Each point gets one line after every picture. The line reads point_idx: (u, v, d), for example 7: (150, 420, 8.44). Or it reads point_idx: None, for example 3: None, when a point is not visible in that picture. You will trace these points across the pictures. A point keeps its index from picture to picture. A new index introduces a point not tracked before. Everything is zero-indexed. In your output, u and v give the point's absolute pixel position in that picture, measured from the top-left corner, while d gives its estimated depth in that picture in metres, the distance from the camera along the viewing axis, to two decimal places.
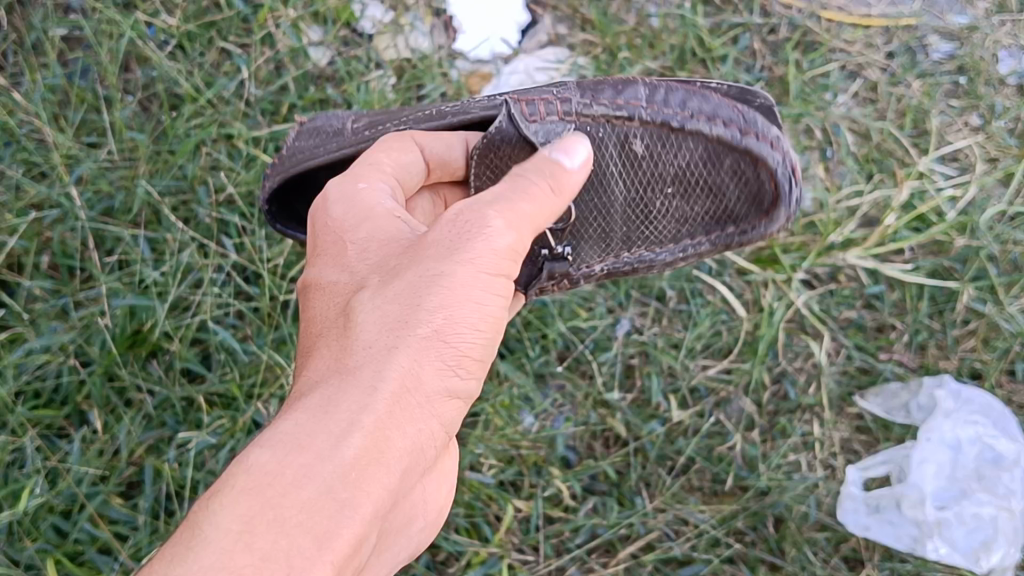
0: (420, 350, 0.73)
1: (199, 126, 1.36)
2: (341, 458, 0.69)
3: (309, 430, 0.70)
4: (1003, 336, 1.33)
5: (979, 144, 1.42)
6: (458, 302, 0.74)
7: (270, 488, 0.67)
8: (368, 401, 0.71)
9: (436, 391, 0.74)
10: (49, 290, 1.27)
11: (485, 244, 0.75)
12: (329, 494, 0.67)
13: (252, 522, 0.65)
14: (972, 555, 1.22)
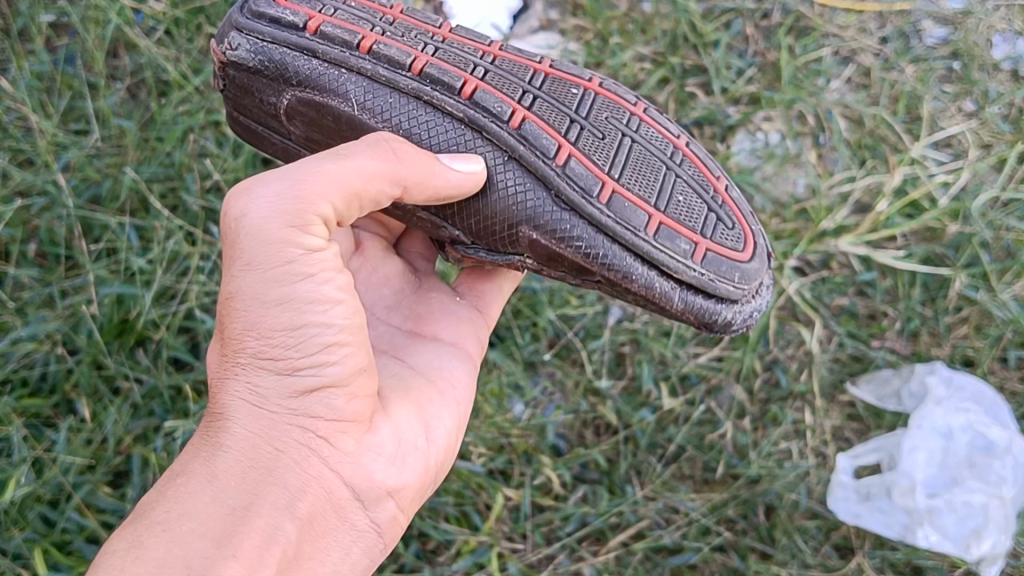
0: (251, 370, 0.81)
1: (187, 113, 1.36)
2: (216, 475, 0.78)
3: (187, 462, 0.80)
4: (996, 323, 1.32)
5: (973, 130, 1.40)
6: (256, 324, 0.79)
7: (156, 516, 0.75)
8: (227, 427, 0.81)
9: (291, 391, 0.81)
10: (35, 279, 1.26)
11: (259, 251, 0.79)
12: (214, 505, 0.77)
13: (139, 541, 0.73)
14: (962, 543, 1.20)
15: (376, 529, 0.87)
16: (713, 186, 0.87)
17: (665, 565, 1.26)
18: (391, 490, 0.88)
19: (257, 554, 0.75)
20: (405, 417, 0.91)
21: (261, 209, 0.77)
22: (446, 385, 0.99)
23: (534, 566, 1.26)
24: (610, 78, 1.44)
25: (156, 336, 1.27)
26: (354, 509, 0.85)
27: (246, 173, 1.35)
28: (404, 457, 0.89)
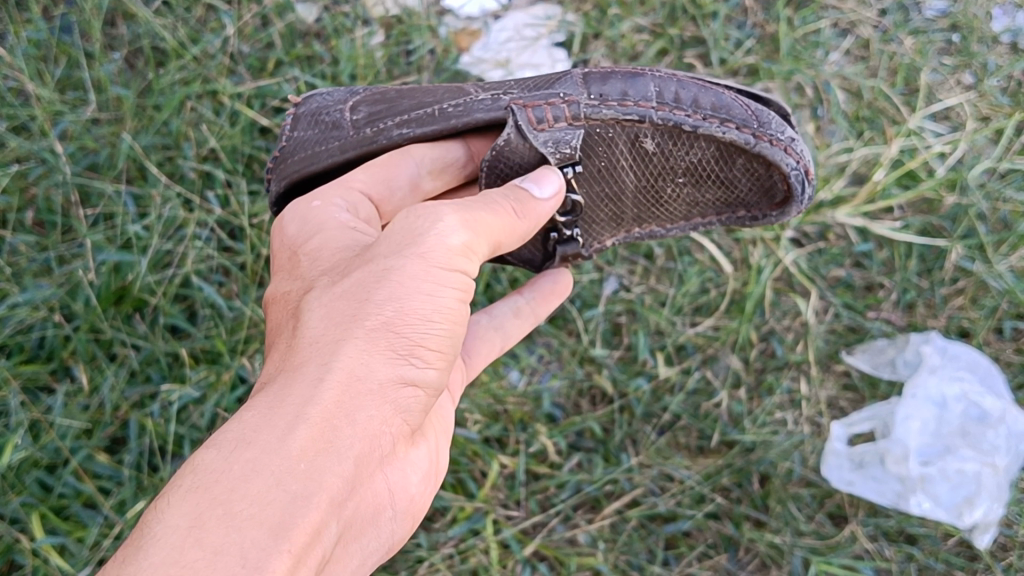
0: (369, 339, 0.73)
1: (183, 81, 1.35)
2: (286, 452, 0.67)
3: (252, 427, 0.68)
4: (991, 294, 1.32)
5: (971, 103, 1.40)
6: (404, 295, 0.74)
7: (216, 485, 0.64)
8: (316, 392, 0.70)
9: (392, 376, 0.73)
10: (33, 246, 1.27)
11: (431, 237, 0.76)
12: (279, 487, 0.65)
13: (200, 518, 0.62)
14: (955, 511, 1.22)
15: (387, 546, 0.83)
16: None
17: (658, 533, 1.27)
18: (410, 509, 0.83)
19: (308, 558, 0.65)
20: (425, 439, 0.87)
21: (445, 222, 0.78)
22: (440, 418, 0.94)
23: (529, 532, 1.27)
24: (608, 49, 1.45)
25: (153, 303, 1.27)
26: (385, 517, 0.80)
27: (243, 142, 1.35)
28: (425, 474, 0.85)
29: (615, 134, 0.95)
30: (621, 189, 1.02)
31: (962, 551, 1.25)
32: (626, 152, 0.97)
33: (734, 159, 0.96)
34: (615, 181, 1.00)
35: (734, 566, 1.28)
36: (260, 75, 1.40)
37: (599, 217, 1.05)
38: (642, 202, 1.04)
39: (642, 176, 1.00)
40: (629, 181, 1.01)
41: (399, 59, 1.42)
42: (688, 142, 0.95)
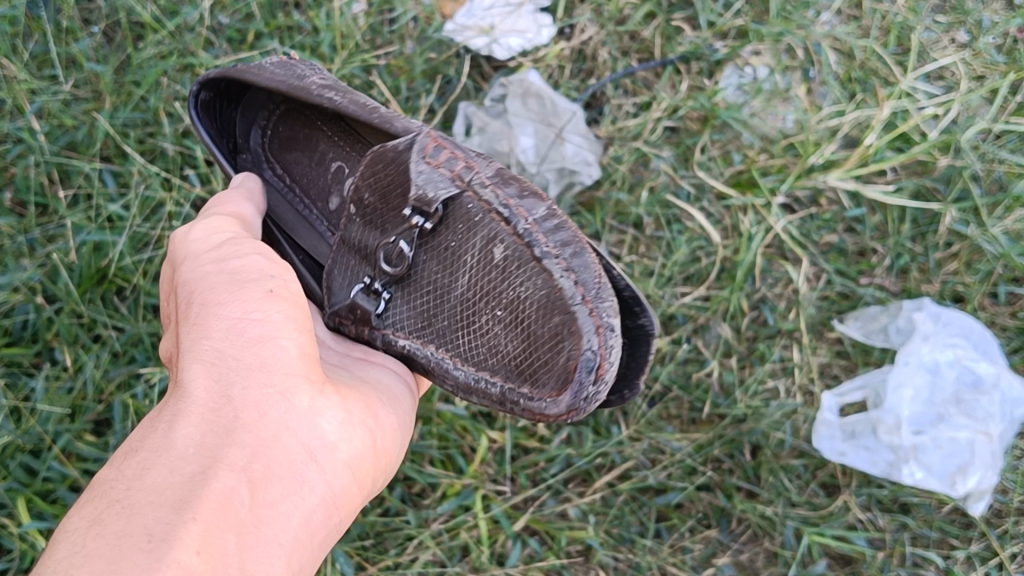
0: (201, 328, 0.77)
1: (161, 55, 1.32)
2: (174, 443, 0.70)
3: (140, 436, 0.72)
4: (986, 258, 1.28)
5: (966, 61, 1.34)
6: (211, 283, 0.80)
7: (112, 493, 0.68)
8: (182, 396, 0.73)
9: (244, 340, 0.75)
10: (15, 227, 1.24)
11: (195, 248, 0.86)
12: (172, 474, 0.68)
13: (99, 518, 0.65)
14: (948, 480, 1.19)
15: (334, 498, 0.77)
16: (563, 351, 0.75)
17: (650, 505, 1.27)
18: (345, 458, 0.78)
19: (224, 518, 0.66)
20: (350, 396, 0.81)
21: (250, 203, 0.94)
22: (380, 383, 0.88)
23: (519, 507, 1.26)
24: (595, 14, 1.43)
25: (133, 283, 1.26)
26: (318, 468, 0.75)
27: None
28: (355, 424, 0.80)
29: (450, 210, 0.81)
30: (447, 288, 0.84)
31: (956, 519, 1.23)
32: (475, 248, 0.81)
33: (551, 316, 0.76)
34: (448, 276, 0.84)
35: (726, 537, 1.27)
36: (240, 48, 1.37)
37: (416, 298, 0.87)
38: (451, 323, 0.85)
39: (474, 286, 0.82)
40: (459, 286, 0.83)
41: (381, 27, 1.39)
42: (536, 275, 0.77)
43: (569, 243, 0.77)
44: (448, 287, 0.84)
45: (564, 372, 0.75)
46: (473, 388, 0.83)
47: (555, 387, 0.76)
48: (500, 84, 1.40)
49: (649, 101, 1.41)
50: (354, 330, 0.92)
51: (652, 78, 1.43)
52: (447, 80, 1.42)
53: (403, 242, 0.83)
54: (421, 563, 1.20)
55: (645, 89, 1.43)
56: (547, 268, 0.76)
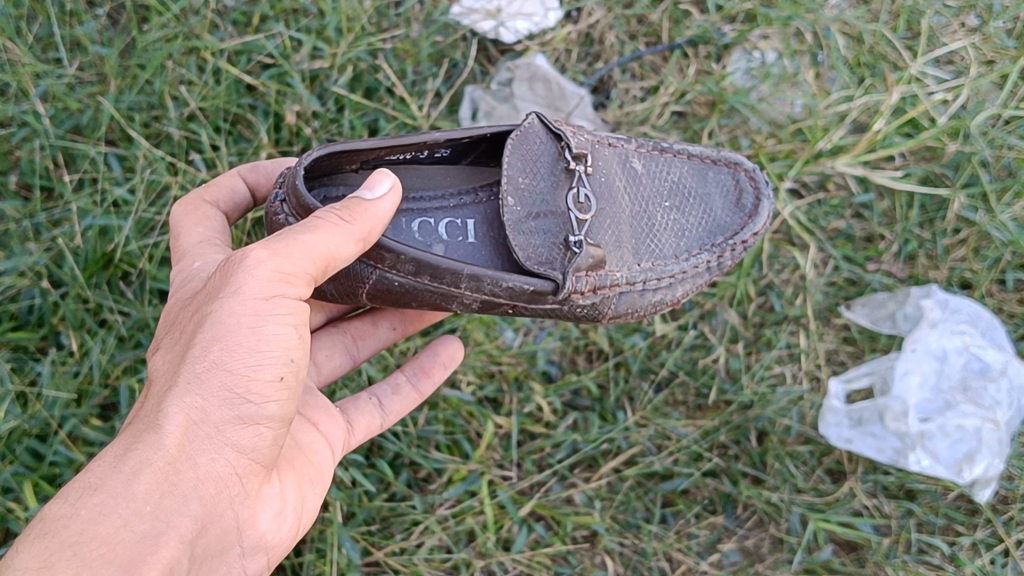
0: (200, 383, 0.76)
1: (166, 38, 1.31)
2: (133, 494, 0.72)
3: (103, 473, 0.73)
4: (994, 244, 1.28)
5: (975, 46, 1.32)
6: (228, 335, 0.78)
7: (64, 531, 0.70)
8: (159, 441, 0.74)
9: (234, 420, 0.77)
10: (20, 210, 1.24)
11: (248, 273, 0.79)
12: (126, 529, 0.71)
13: (48, 558, 0.68)
14: (954, 467, 1.19)
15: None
16: (736, 187, 1.07)
17: (655, 490, 1.27)
18: (267, 544, 0.85)
19: None
20: (287, 481, 0.89)
21: (312, 220, 0.82)
22: (314, 461, 0.94)
23: (526, 492, 1.26)
24: None
25: (139, 268, 1.25)
26: (236, 553, 0.82)
27: (228, 101, 1.32)
28: (285, 513, 0.87)
29: (594, 156, 1.01)
30: (620, 211, 1.01)
31: (962, 505, 1.22)
32: (620, 171, 1.02)
33: (705, 174, 1.07)
34: (614, 204, 1.01)
35: (732, 523, 1.26)
36: (245, 31, 1.36)
37: (618, 234, 0.99)
38: (636, 233, 1.01)
39: (635, 199, 1.02)
40: (626, 206, 1.01)
41: (388, 10, 1.38)
42: (666, 162, 1.06)
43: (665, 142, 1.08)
44: (618, 209, 1.01)
45: (731, 207, 1.05)
46: (690, 265, 1.00)
47: (742, 216, 1.05)
48: (508, 68, 1.41)
49: (656, 85, 1.41)
50: (590, 284, 0.93)
51: (660, 62, 1.43)
52: (454, 64, 1.42)
53: (582, 187, 0.98)
54: (427, 548, 1.20)
55: (653, 73, 1.43)
56: (679, 149, 1.07)
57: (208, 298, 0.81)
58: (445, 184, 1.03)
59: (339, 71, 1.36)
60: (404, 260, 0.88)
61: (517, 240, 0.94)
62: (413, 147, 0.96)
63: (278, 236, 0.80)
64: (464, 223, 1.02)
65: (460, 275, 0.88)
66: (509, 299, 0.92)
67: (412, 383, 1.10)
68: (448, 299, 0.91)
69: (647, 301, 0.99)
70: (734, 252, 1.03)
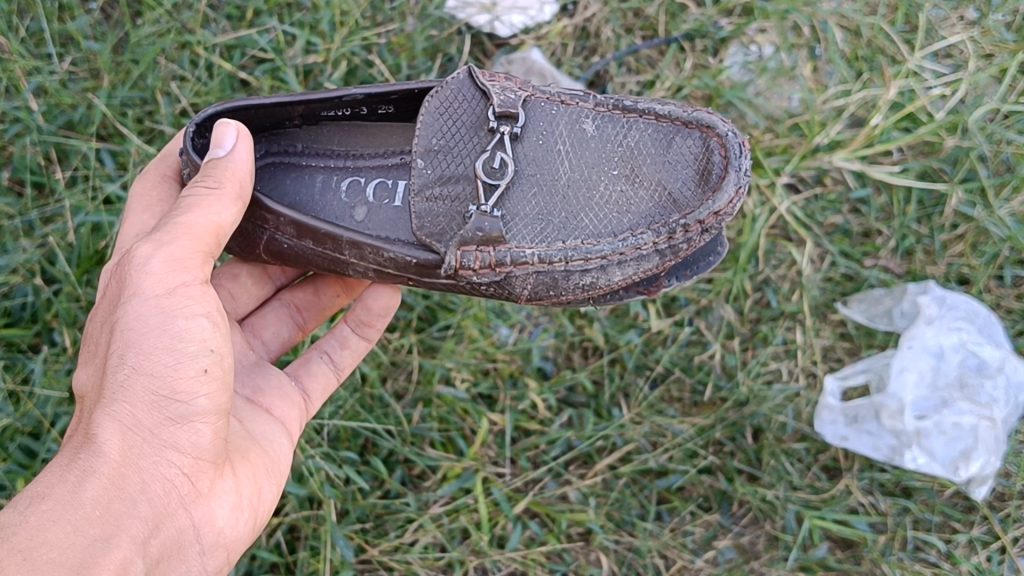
0: (126, 387, 0.78)
1: (159, 33, 1.30)
2: (79, 500, 0.73)
3: (46, 483, 0.73)
4: (992, 240, 1.27)
5: (974, 40, 1.31)
6: (141, 338, 0.79)
7: (15, 539, 0.69)
8: (96, 449, 0.75)
9: (166, 416, 0.78)
10: (13, 207, 1.23)
11: (140, 273, 0.81)
12: (76, 533, 0.71)
13: None
14: (951, 466, 1.18)
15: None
16: (708, 154, 0.92)
17: (651, 488, 1.26)
18: (225, 541, 0.85)
19: None
20: (244, 474, 0.88)
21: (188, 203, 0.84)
22: (270, 450, 0.94)
23: (521, 490, 1.26)
24: None
25: None
26: (193, 552, 0.82)
27: (221, 97, 1.31)
28: (242, 507, 0.87)
29: (528, 116, 0.94)
30: (552, 177, 0.93)
31: (959, 503, 1.22)
32: (563, 134, 0.94)
33: (673, 139, 0.93)
34: (548, 169, 0.94)
35: (728, 520, 1.26)
36: (238, 25, 1.35)
37: (540, 204, 0.93)
38: (570, 205, 0.93)
39: (578, 165, 0.94)
40: (562, 172, 0.94)
41: (382, 4, 1.38)
42: (627, 123, 0.95)
43: (636, 99, 0.96)
44: (550, 175, 0.94)
45: (694, 179, 0.91)
46: (626, 244, 0.90)
47: (705, 190, 0.90)
48: (503, 62, 1.39)
49: (652, 79, 1.40)
50: (481, 260, 0.89)
51: (656, 56, 1.42)
52: (448, 59, 1.40)
53: (501, 151, 0.92)
54: (421, 545, 1.20)
55: (649, 67, 1.42)
56: (645, 108, 0.94)
57: (114, 305, 0.83)
58: (388, 143, 1.03)
59: (333, 66, 1.35)
60: (285, 221, 0.91)
61: (420, 207, 0.92)
62: (331, 103, 0.96)
63: (163, 232, 0.83)
64: (393, 184, 1.01)
65: (340, 241, 0.91)
66: (399, 271, 0.92)
67: (357, 335, 1.09)
68: (341, 266, 0.93)
69: (572, 284, 0.91)
70: (682, 233, 0.89)
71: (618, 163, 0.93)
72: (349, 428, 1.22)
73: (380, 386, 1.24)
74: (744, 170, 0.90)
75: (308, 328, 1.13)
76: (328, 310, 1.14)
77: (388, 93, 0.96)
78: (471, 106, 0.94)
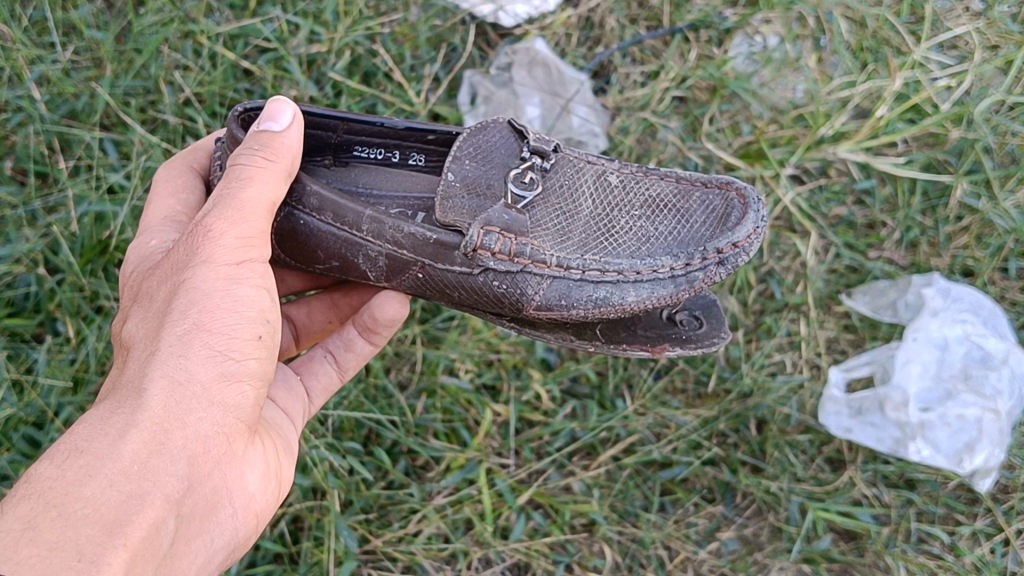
0: (183, 342, 0.73)
1: (162, 22, 1.30)
2: (119, 454, 0.67)
3: (85, 434, 0.68)
4: (997, 232, 1.27)
5: (979, 31, 1.31)
6: (204, 297, 0.76)
7: (51, 492, 0.64)
8: (139, 402, 0.70)
9: (216, 375, 0.74)
10: (16, 196, 1.23)
11: (212, 242, 0.78)
12: (113, 488, 0.65)
13: (34, 520, 0.61)
14: (954, 458, 1.18)
15: (229, 549, 0.79)
16: (728, 202, 0.92)
17: (654, 479, 1.26)
18: (254, 508, 0.81)
19: (146, 552, 0.65)
20: (267, 447, 0.84)
21: (248, 168, 0.81)
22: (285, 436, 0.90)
23: (524, 481, 1.26)
24: None
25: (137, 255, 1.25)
26: (224, 514, 0.77)
27: (224, 86, 1.31)
28: (269, 478, 0.83)
29: (558, 159, 0.96)
30: (574, 209, 0.94)
31: (962, 494, 1.22)
32: (588, 181, 0.96)
33: (693, 194, 0.95)
34: (571, 202, 0.94)
35: (730, 512, 1.26)
36: (241, 15, 1.35)
37: (560, 226, 0.92)
38: (590, 233, 0.92)
39: (600, 204, 0.94)
40: (585, 207, 0.94)
41: None
42: (650, 180, 0.96)
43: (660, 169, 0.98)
44: (572, 207, 0.94)
45: (713, 223, 0.91)
46: (644, 263, 0.87)
47: (725, 230, 0.90)
48: (506, 53, 1.40)
49: (656, 70, 1.40)
50: (503, 245, 0.86)
51: (661, 46, 1.42)
52: (452, 48, 1.40)
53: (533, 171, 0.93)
54: (424, 536, 1.20)
55: (653, 57, 1.41)
56: (669, 171, 0.97)
57: (172, 270, 0.79)
58: (412, 190, 0.99)
59: (337, 56, 1.35)
60: (309, 192, 0.88)
61: (447, 202, 0.90)
62: (372, 131, 0.96)
63: (224, 197, 0.79)
64: (415, 215, 0.97)
65: (362, 214, 0.87)
66: (414, 255, 0.88)
67: (362, 338, 1.02)
68: (354, 250, 0.89)
69: (584, 296, 0.87)
70: (700, 260, 0.87)
71: (637, 210, 0.94)
72: (352, 419, 1.22)
73: (383, 376, 1.24)
74: (764, 217, 0.90)
75: (300, 346, 1.14)
76: (319, 336, 1.14)
77: (427, 132, 0.96)
78: (515, 143, 0.95)
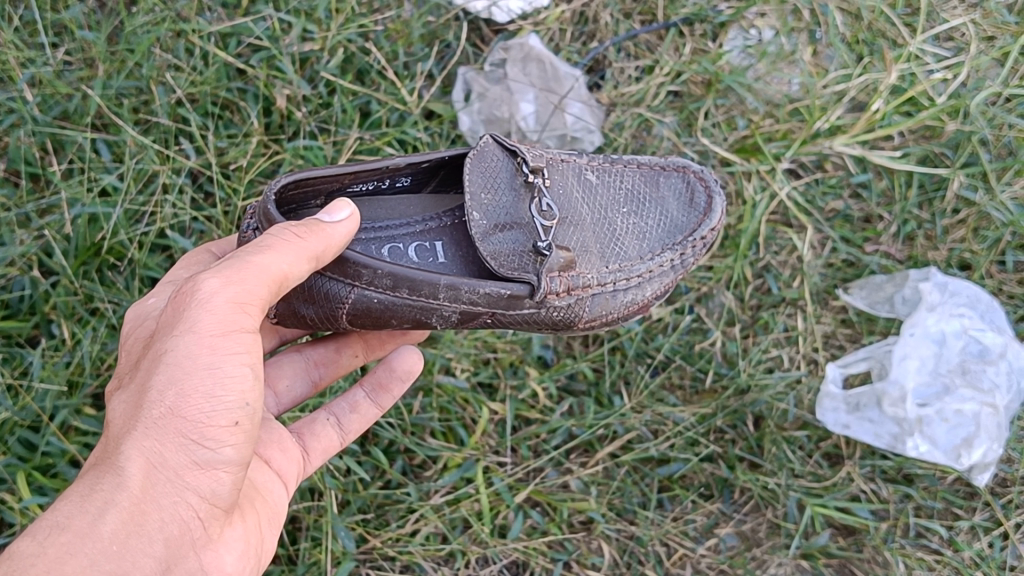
0: (160, 425, 0.74)
1: (154, 22, 1.28)
2: (97, 535, 0.70)
3: (66, 512, 0.71)
4: (994, 225, 1.26)
5: (975, 23, 1.30)
6: (185, 377, 0.75)
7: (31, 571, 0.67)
8: (119, 480, 0.72)
9: (191, 460, 0.74)
10: (10, 198, 1.22)
11: (203, 310, 0.76)
12: (91, 569, 0.69)
13: None
14: (952, 453, 1.18)
15: None
16: (690, 187, 1.06)
17: (652, 476, 1.26)
18: None
19: None
20: (251, 521, 0.85)
21: (258, 245, 0.79)
22: (270, 497, 0.90)
23: (522, 479, 1.25)
24: None
25: (132, 256, 1.25)
26: None
27: (217, 86, 1.31)
28: (250, 554, 0.83)
29: (551, 171, 1.01)
30: (579, 217, 1.00)
31: (961, 489, 1.22)
32: (576, 186, 1.02)
33: (657, 179, 1.06)
34: (574, 211, 1.00)
35: (728, 508, 1.26)
36: (233, 13, 1.33)
37: (580, 242, 0.98)
38: (600, 239, 0.99)
39: (595, 209, 1.02)
40: (585, 215, 1.01)
41: None
42: (618, 172, 1.05)
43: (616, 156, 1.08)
44: (576, 216, 1.00)
45: (685, 207, 1.04)
46: (656, 262, 0.99)
47: (697, 214, 1.03)
48: (500, 49, 1.38)
49: (651, 64, 1.39)
50: (563, 285, 0.92)
51: (655, 40, 1.41)
52: (445, 45, 1.39)
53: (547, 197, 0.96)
54: (422, 535, 1.20)
55: (648, 52, 1.40)
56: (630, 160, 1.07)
57: (162, 334, 0.79)
58: (409, 213, 1.01)
59: (330, 53, 1.34)
60: (381, 273, 0.85)
61: (491, 258, 0.92)
62: (381, 173, 0.94)
63: (228, 265, 0.78)
64: (433, 246, 1.00)
65: (437, 285, 0.86)
66: (487, 307, 0.89)
67: (372, 401, 1.05)
68: (428, 313, 0.88)
69: (619, 302, 0.97)
70: (692, 247, 1.01)
71: (622, 205, 1.03)
72: None
73: None
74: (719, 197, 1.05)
75: (322, 385, 1.10)
76: (343, 371, 1.11)
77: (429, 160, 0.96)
78: (516, 173, 0.97)
